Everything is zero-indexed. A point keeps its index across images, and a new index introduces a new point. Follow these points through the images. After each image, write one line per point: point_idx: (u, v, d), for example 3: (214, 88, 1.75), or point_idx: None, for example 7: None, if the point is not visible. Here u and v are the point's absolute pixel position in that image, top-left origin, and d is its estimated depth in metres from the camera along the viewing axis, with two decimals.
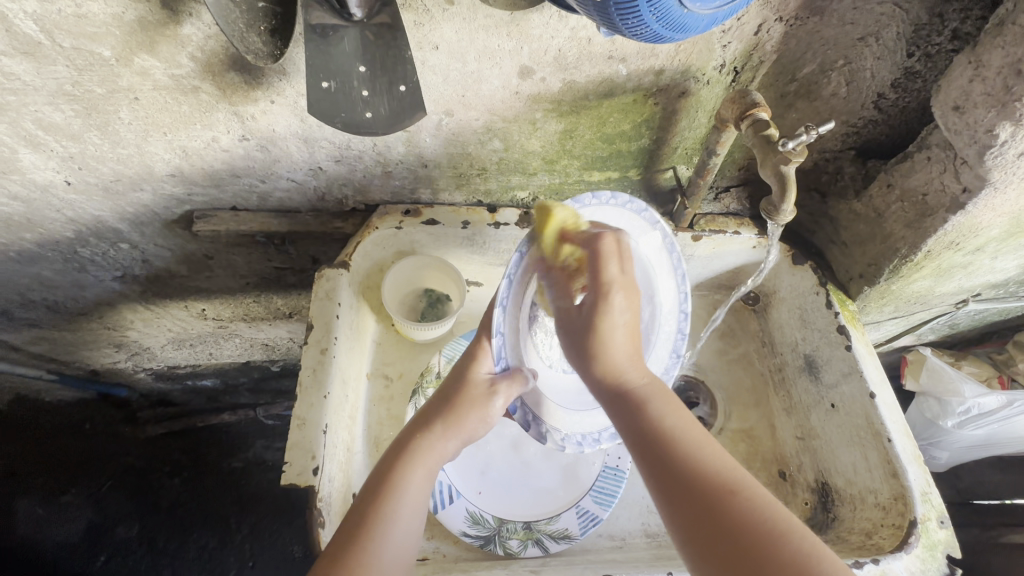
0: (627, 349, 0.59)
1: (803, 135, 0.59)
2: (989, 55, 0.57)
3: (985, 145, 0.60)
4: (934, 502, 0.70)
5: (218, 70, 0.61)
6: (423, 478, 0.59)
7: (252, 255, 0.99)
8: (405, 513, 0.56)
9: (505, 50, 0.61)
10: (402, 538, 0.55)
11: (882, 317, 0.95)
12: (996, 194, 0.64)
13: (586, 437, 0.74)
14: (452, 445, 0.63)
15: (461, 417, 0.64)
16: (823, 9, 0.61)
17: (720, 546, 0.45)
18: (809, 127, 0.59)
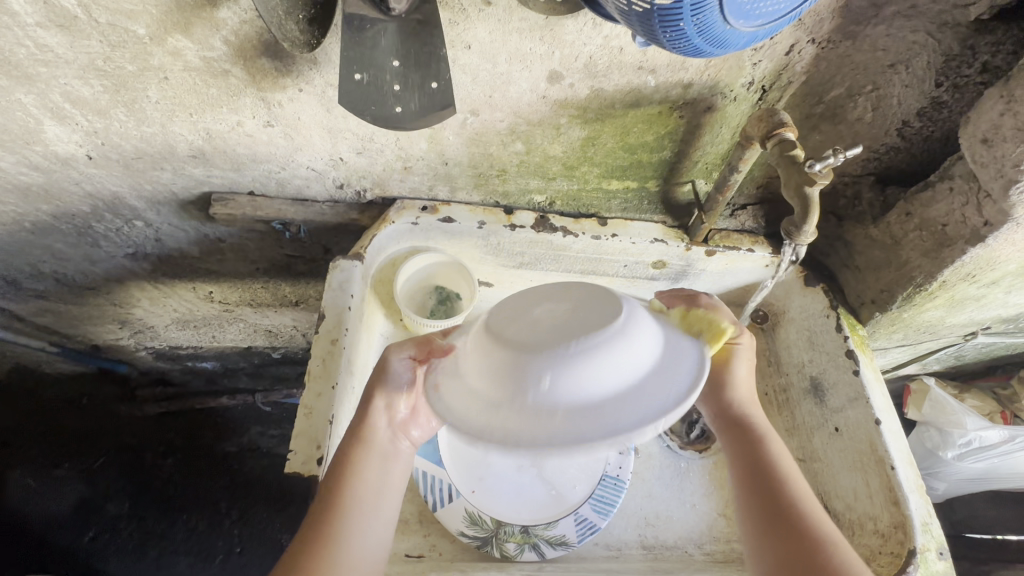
0: (748, 393, 0.67)
1: (830, 158, 0.57)
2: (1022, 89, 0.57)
3: (1011, 180, 0.60)
4: (934, 532, 0.71)
5: (251, 55, 0.61)
6: (368, 462, 0.60)
7: (264, 241, 1.00)
8: (358, 498, 0.58)
9: (537, 54, 0.61)
10: (358, 521, 0.57)
11: (891, 344, 0.94)
12: (1018, 228, 0.64)
13: None
14: (385, 419, 0.63)
15: (379, 391, 0.63)
16: (855, 33, 0.61)
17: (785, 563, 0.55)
18: (838, 149, 0.57)
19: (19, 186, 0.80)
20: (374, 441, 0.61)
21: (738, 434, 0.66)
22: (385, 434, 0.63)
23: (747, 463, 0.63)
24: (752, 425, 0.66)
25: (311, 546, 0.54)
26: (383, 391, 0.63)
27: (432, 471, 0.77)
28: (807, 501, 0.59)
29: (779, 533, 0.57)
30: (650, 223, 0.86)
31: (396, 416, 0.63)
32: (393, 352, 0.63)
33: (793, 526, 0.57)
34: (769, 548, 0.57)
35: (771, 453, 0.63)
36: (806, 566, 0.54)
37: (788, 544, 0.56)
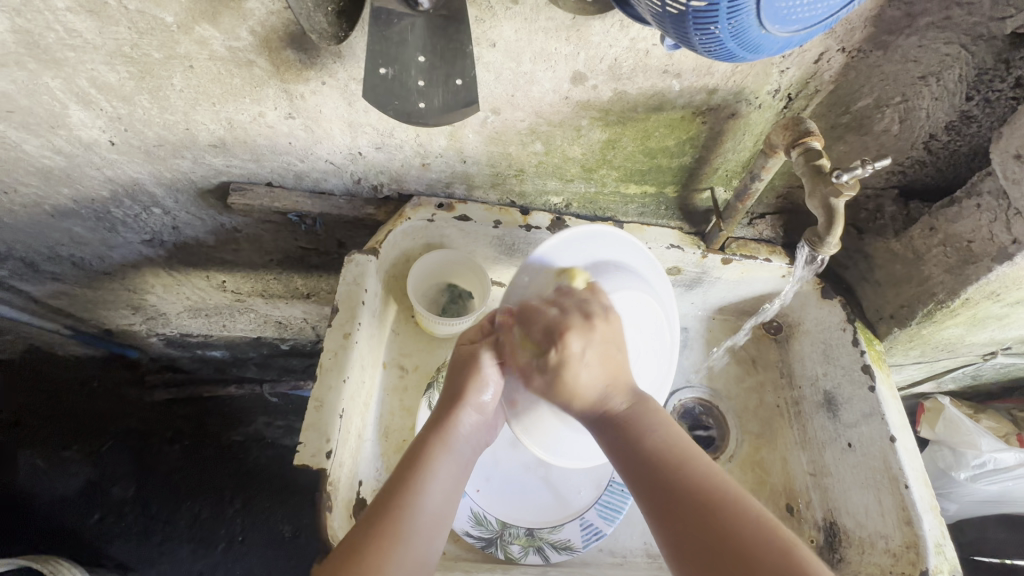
0: (598, 375, 0.60)
1: (858, 169, 0.56)
2: None
3: None
4: (948, 555, 0.69)
5: (276, 46, 0.61)
6: (447, 463, 0.60)
7: (280, 233, 1.00)
8: (429, 500, 0.57)
9: (562, 54, 0.61)
10: (428, 522, 0.56)
11: (907, 361, 0.93)
12: None
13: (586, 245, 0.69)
14: (469, 421, 0.64)
15: (472, 389, 0.64)
16: (887, 43, 0.60)
17: (694, 545, 0.51)
18: (866, 161, 0.56)
19: (41, 170, 0.82)
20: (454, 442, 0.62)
21: (609, 429, 0.60)
22: (463, 437, 0.64)
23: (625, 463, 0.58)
24: (620, 411, 0.61)
25: (379, 538, 0.52)
26: (474, 389, 0.64)
27: None
28: (688, 464, 0.56)
29: (674, 514, 0.54)
30: (667, 229, 0.85)
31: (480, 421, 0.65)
32: (487, 356, 0.65)
33: (693, 512, 0.53)
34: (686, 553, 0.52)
35: (641, 436, 0.58)
36: (706, 535, 0.51)
37: (696, 538, 0.52)
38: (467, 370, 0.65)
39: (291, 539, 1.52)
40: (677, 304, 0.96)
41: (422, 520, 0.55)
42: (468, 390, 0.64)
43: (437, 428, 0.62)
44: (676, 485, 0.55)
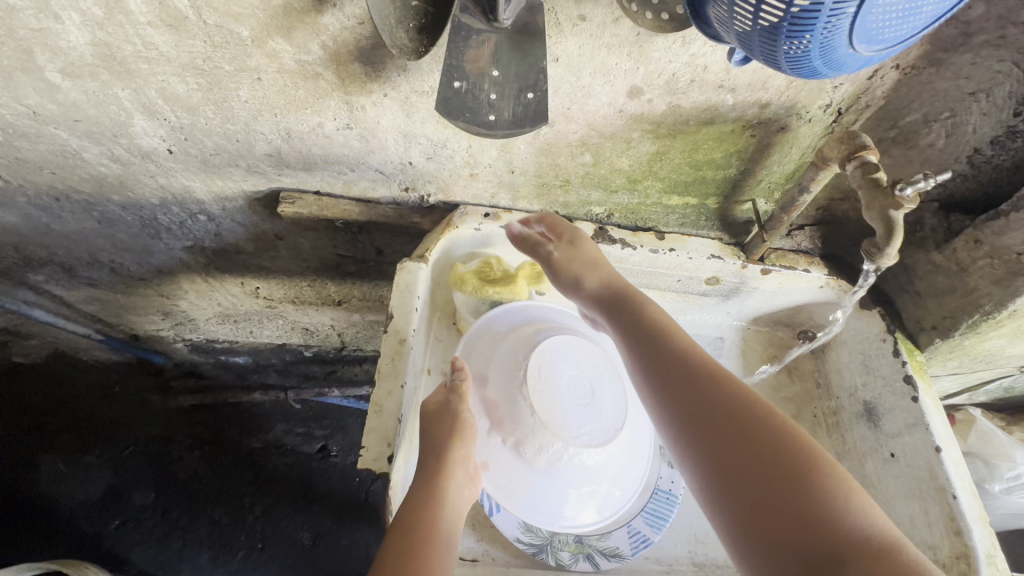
0: (597, 268, 0.75)
1: (921, 182, 0.55)
2: None
3: None
4: (999, 566, 0.69)
5: (344, 60, 0.63)
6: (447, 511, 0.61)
7: (320, 240, 1.02)
8: (440, 557, 0.55)
9: (622, 69, 0.63)
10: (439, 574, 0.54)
11: (944, 372, 0.93)
12: None
13: (483, 335, 0.80)
14: (461, 474, 0.65)
15: (451, 432, 0.66)
16: (941, 60, 0.62)
17: (704, 398, 0.59)
18: (929, 173, 0.55)
19: (97, 177, 0.84)
20: (445, 494, 0.62)
21: (619, 312, 0.71)
22: (454, 493, 0.64)
23: (635, 340, 0.67)
24: (625, 299, 0.72)
25: None
26: (458, 437, 0.66)
27: None
28: (692, 351, 0.64)
29: (686, 378, 0.61)
30: (707, 239, 0.86)
31: (466, 467, 0.66)
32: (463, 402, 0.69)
33: (695, 388, 0.60)
34: (680, 426, 0.59)
35: (651, 320, 0.68)
36: (716, 400, 0.58)
37: (695, 407, 0.59)
38: (449, 416, 0.68)
39: (311, 547, 1.51)
40: (713, 314, 0.97)
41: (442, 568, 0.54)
42: (450, 435, 0.66)
43: (424, 485, 0.62)
44: (692, 364, 0.62)
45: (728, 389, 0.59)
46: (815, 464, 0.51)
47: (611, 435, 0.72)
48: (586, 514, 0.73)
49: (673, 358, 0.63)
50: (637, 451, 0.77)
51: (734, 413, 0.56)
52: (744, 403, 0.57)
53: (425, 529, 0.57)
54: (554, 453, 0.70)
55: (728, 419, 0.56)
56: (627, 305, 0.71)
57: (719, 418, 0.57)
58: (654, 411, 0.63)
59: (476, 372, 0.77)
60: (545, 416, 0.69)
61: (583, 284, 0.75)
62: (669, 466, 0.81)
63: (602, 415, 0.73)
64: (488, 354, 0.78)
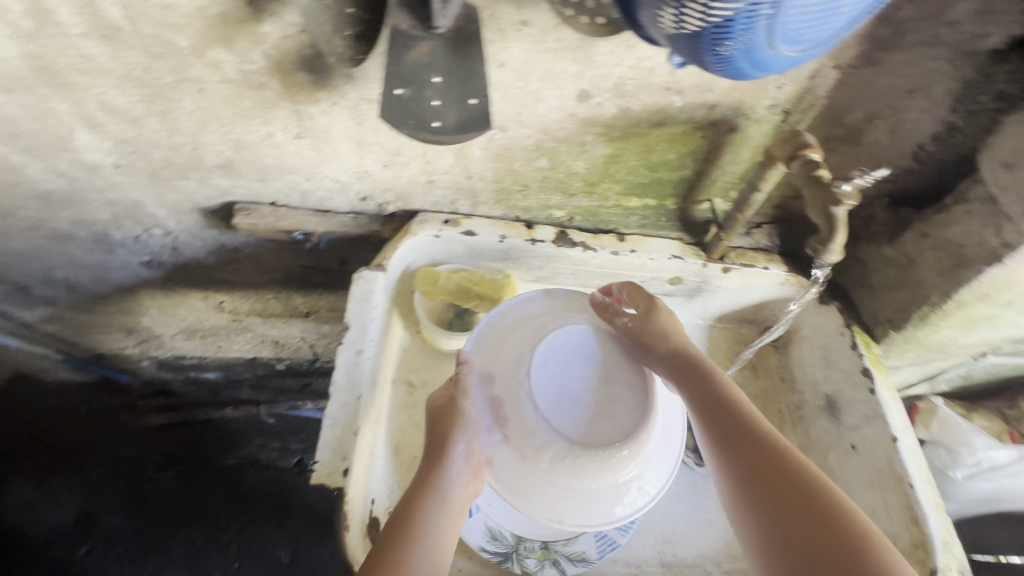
0: (665, 319, 0.73)
1: (859, 179, 0.58)
2: None
3: None
4: (955, 552, 0.70)
5: (288, 69, 0.62)
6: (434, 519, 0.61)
7: (282, 252, 1.00)
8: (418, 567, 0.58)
9: (569, 73, 0.63)
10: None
11: (901, 363, 0.95)
12: None
13: (486, 325, 0.71)
14: (455, 477, 0.63)
15: (451, 431, 0.64)
16: (878, 60, 0.62)
17: (769, 472, 0.61)
18: (866, 172, 0.58)
19: (43, 194, 0.81)
20: (443, 494, 0.63)
21: (688, 378, 0.69)
22: (448, 496, 0.63)
23: (706, 413, 0.66)
24: (688, 356, 0.71)
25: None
26: (451, 437, 0.64)
27: None
28: (757, 420, 0.65)
29: (752, 449, 0.62)
30: (667, 240, 0.87)
31: (467, 464, 0.64)
32: (463, 399, 0.66)
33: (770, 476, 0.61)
34: (753, 511, 0.60)
35: (722, 393, 0.67)
36: (781, 476, 0.60)
37: (772, 496, 0.60)
38: (447, 417, 0.65)
39: (289, 564, 1.47)
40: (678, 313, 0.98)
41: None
42: (448, 433, 0.64)
43: (420, 488, 0.64)
44: (755, 434, 0.63)
45: (793, 465, 0.61)
46: (891, 573, 0.53)
47: (631, 435, 0.63)
48: (611, 510, 0.65)
49: (736, 427, 0.64)
50: (671, 442, 0.69)
51: (810, 511, 0.58)
52: (818, 487, 0.59)
53: (409, 539, 0.59)
54: (565, 458, 0.61)
55: (793, 494, 0.59)
56: (689, 363, 0.70)
57: (783, 493, 0.59)
58: (721, 485, 0.64)
59: (479, 366, 0.67)
60: (551, 418, 0.62)
61: (654, 348, 0.71)
62: None
63: (621, 414, 0.64)
64: (491, 347, 0.68)
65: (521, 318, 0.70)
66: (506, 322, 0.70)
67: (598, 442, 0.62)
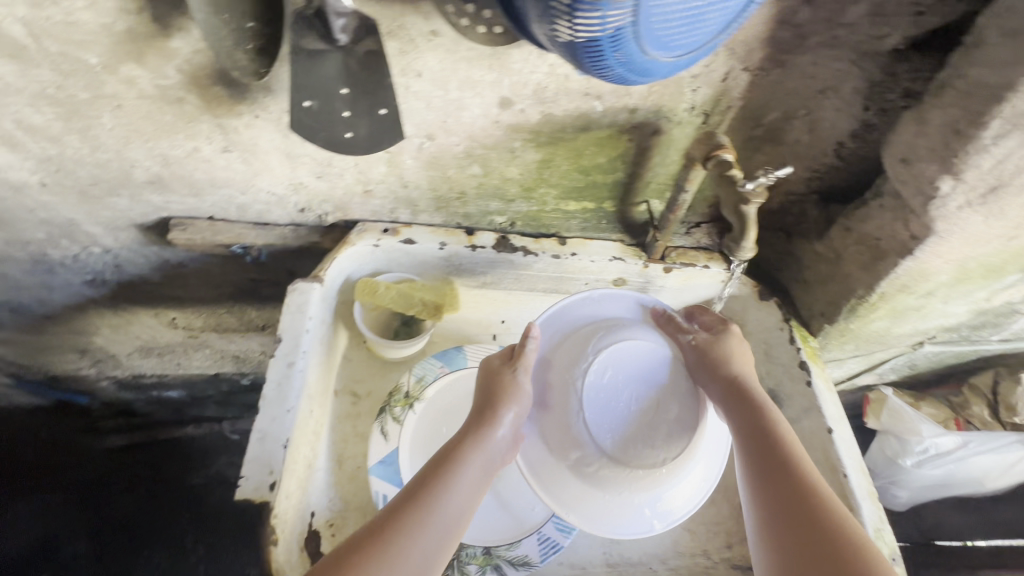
0: (735, 353, 0.74)
1: (763, 178, 0.62)
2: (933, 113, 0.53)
3: (929, 198, 0.56)
4: (887, 539, 0.71)
5: (205, 83, 0.62)
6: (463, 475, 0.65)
7: (227, 266, 0.99)
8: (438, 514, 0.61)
9: (487, 81, 0.64)
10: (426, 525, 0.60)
11: (843, 355, 0.97)
12: (942, 242, 0.61)
13: (563, 316, 0.74)
14: (492, 443, 0.67)
15: (505, 397, 0.69)
16: (784, 62, 0.65)
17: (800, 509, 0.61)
18: (769, 171, 0.62)
19: None
20: (479, 458, 0.67)
21: (739, 407, 0.70)
22: (480, 459, 0.67)
23: (751, 447, 0.67)
24: (745, 387, 0.71)
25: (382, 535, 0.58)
26: (500, 406, 0.68)
27: (393, 493, 0.76)
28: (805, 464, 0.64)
29: (787, 486, 0.63)
30: (608, 242, 0.87)
31: (515, 430, 0.68)
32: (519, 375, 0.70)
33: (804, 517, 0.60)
34: (777, 539, 0.61)
35: (771, 427, 0.67)
36: (810, 519, 0.60)
37: (799, 531, 0.60)
38: (500, 386, 0.70)
39: None
40: None
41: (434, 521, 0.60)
42: (499, 402, 0.68)
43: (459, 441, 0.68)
44: (796, 475, 0.63)
45: (824, 512, 0.60)
46: None
47: (661, 443, 0.65)
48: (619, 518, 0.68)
49: (775, 462, 0.65)
50: (710, 450, 0.72)
51: (838, 559, 0.57)
52: (845, 537, 0.58)
53: (438, 485, 0.63)
54: (590, 461, 0.65)
55: (815, 535, 0.59)
56: (745, 395, 0.70)
57: (806, 532, 0.59)
58: (750, 506, 0.65)
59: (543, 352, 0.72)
60: (590, 421, 0.65)
61: (713, 371, 0.73)
62: None
63: (661, 426, 0.66)
64: (558, 340, 0.72)
65: (593, 318, 0.73)
66: (580, 316, 0.74)
67: (626, 450, 0.65)
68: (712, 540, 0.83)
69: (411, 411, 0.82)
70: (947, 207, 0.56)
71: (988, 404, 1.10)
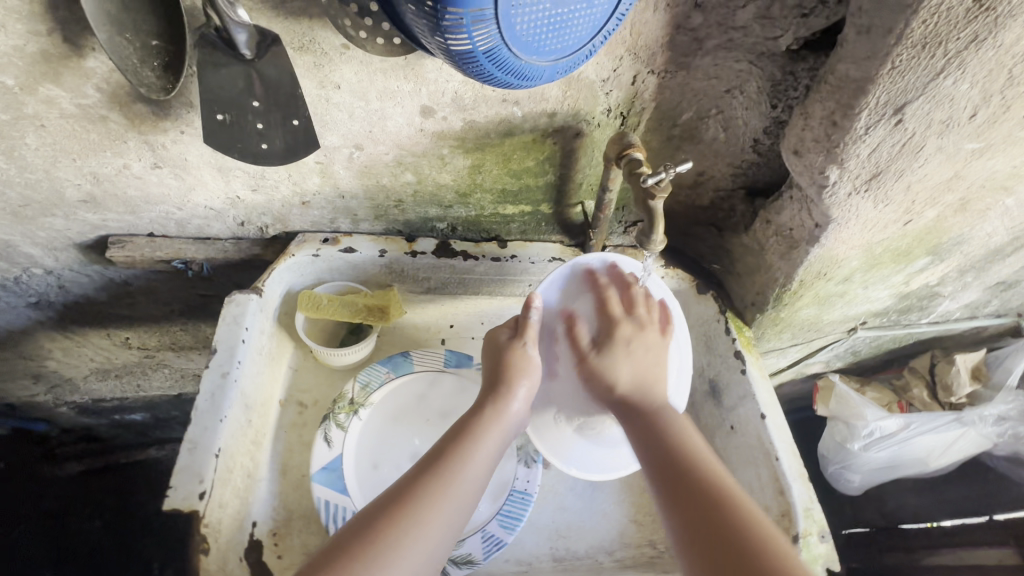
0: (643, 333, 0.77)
1: (662, 173, 0.60)
2: (812, 106, 0.55)
3: (820, 186, 0.59)
4: (816, 517, 0.75)
5: (125, 100, 0.63)
6: (480, 451, 0.68)
7: (174, 283, 1.00)
8: (459, 491, 0.64)
9: (405, 91, 0.66)
10: (446, 503, 0.62)
11: (783, 344, 1.01)
12: (842, 229, 0.65)
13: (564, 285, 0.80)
14: (510, 418, 0.73)
15: (517, 373, 0.75)
16: (686, 64, 0.68)
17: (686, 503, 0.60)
18: (668, 166, 0.60)
19: None
20: (500, 430, 0.71)
21: (632, 409, 0.72)
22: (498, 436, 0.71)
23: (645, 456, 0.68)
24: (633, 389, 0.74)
25: (391, 519, 0.59)
26: (516, 382, 0.74)
27: (335, 499, 0.77)
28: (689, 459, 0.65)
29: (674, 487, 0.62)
30: (548, 243, 0.90)
31: (525, 406, 0.74)
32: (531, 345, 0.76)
33: (703, 514, 0.58)
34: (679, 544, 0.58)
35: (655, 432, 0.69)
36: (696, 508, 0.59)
37: (692, 533, 0.57)
38: (514, 357, 0.75)
39: None
40: None
41: (455, 500, 0.63)
42: (513, 379, 0.74)
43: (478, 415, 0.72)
44: (680, 470, 0.63)
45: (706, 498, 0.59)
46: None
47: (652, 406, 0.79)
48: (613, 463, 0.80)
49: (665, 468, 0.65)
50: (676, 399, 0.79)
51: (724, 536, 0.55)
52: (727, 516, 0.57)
53: (454, 465, 0.65)
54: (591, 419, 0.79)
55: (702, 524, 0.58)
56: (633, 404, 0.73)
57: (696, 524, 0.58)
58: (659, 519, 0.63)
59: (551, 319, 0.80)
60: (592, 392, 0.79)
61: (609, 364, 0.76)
62: (526, 466, 0.82)
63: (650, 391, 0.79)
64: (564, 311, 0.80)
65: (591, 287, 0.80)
66: (581, 285, 0.80)
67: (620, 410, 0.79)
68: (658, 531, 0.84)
69: (355, 417, 0.82)
70: (838, 195, 0.59)
71: (927, 385, 1.14)
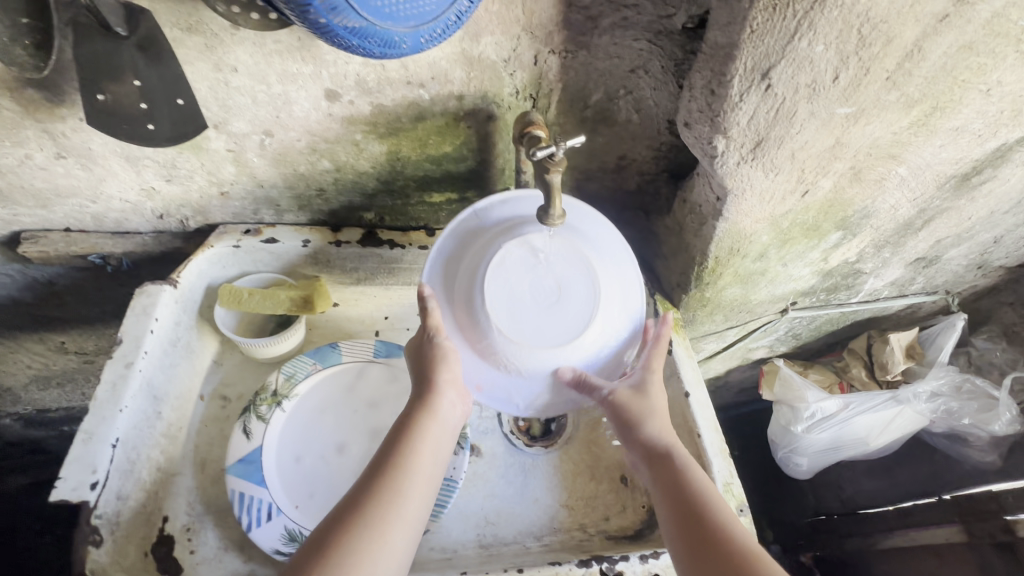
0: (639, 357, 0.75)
1: (550, 148, 0.62)
2: (695, 77, 0.58)
3: (711, 157, 0.61)
4: (735, 492, 0.75)
5: (15, 86, 0.62)
6: (420, 455, 0.66)
7: (101, 282, 0.98)
8: (405, 503, 0.62)
9: (306, 74, 0.66)
10: (392, 516, 0.60)
11: (718, 327, 1.02)
12: (742, 200, 0.66)
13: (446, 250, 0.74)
14: (442, 411, 0.70)
15: (438, 362, 0.71)
16: (585, 43, 0.69)
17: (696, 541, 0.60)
18: (555, 141, 0.62)
19: None
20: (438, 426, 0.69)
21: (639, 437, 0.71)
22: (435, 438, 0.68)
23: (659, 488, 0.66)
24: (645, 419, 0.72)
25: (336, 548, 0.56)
26: (441, 373, 0.70)
27: (251, 490, 0.74)
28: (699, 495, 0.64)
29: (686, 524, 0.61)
30: None
31: (457, 391, 0.71)
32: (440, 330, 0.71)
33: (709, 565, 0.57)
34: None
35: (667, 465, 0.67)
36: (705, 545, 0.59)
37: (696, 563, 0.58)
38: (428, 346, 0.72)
39: None
40: None
41: (400, 511, 0.61)
42: (436, 368, 0.70)
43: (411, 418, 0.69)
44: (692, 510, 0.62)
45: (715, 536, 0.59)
46: None
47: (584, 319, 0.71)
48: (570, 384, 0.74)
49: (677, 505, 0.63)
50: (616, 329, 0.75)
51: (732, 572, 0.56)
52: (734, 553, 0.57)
53: (397, 476, 0.63)
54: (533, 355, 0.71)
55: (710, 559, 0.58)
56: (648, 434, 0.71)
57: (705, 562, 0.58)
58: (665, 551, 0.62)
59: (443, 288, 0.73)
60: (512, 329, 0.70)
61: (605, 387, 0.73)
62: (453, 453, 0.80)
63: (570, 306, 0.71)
64: (453, 272, 0.73)
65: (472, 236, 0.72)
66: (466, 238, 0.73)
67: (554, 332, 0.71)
68: (589, 516, 0.83)
69: (278, 409, 0.81)
70: (728, 164, 0.61)
71: (865, 365, 1.16)
